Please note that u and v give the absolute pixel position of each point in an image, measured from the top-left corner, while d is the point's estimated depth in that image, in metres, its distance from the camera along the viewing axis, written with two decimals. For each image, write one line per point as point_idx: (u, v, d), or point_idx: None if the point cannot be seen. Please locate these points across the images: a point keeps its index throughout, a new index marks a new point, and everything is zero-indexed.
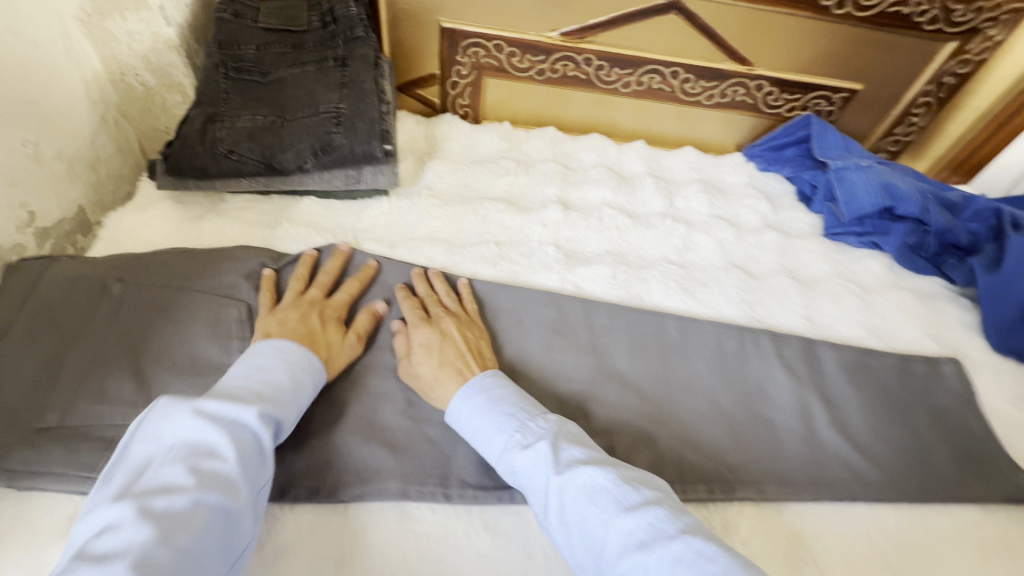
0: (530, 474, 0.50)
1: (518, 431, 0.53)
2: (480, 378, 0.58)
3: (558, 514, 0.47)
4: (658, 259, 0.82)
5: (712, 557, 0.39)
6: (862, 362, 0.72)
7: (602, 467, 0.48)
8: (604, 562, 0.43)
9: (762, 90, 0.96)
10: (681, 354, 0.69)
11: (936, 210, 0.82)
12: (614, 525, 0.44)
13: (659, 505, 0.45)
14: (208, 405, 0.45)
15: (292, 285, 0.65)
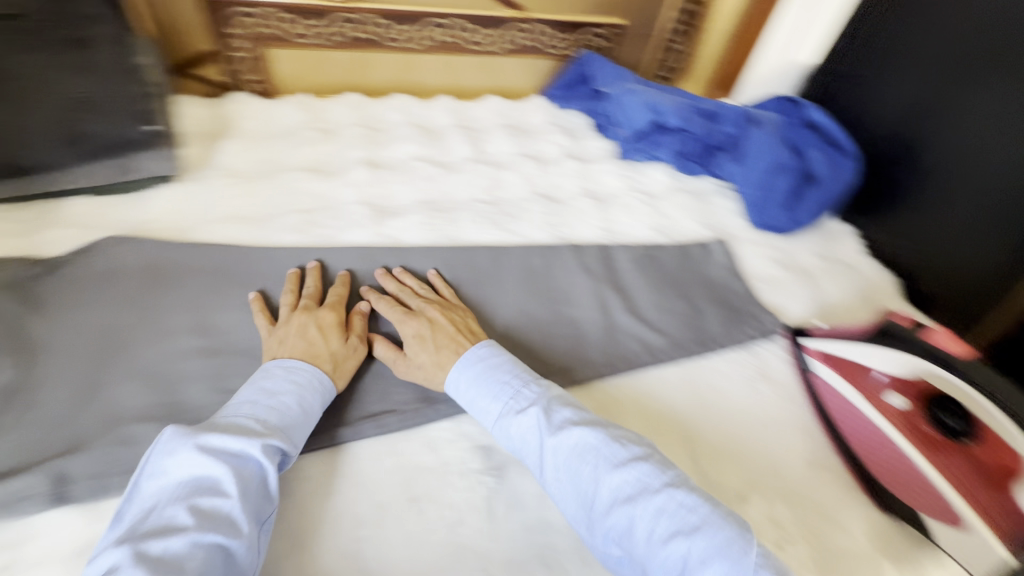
0: (525, 438, 0.53)
1: (512, 397, 0.56)
2: (475, 349, 0.60)
3: (556, 472, 0.50)
4: (468, 200, 0.87)
5: (693, 508, 0.44)
6: (650, 256, 0.84)
7: (596, 432, 0.51)
8: (594, 510, 0.48)
9: (541, 33, 1.04)
10: (494, 279, 0.76)
11: (693, 119, 0.96)
12: (605, 481, 0.48)
13: (647, 461, 0.48)
14: (212, 438, 0.45)
15: (283, 300, 0.65)
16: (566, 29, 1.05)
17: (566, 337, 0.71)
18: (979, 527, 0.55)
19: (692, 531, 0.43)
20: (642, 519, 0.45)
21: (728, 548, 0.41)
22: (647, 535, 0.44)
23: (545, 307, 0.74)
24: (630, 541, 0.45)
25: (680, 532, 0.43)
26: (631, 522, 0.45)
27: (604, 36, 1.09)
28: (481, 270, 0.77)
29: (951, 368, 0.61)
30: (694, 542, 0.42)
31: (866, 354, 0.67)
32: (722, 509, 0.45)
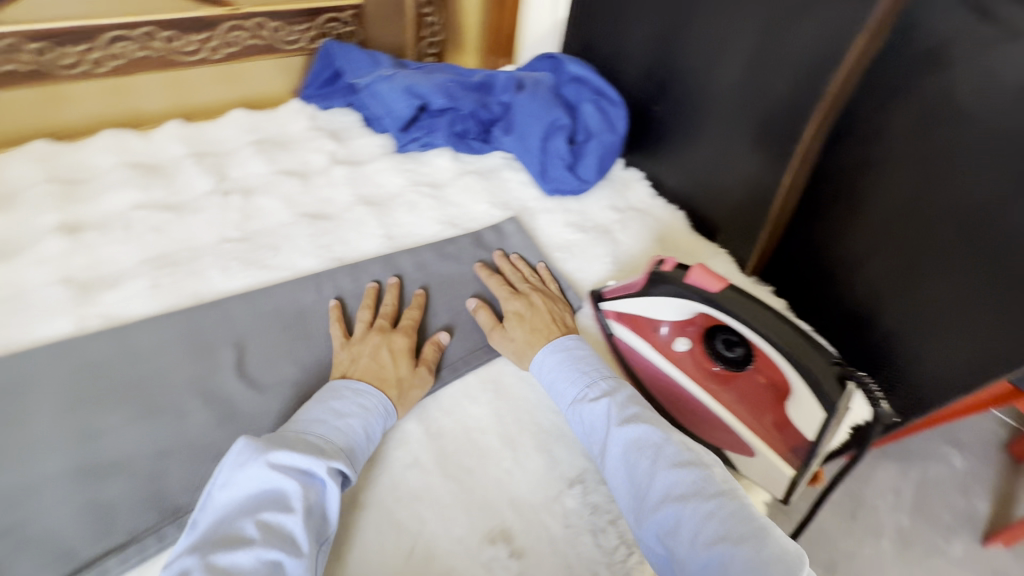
0: (591, 422, 0.55)
1: (586, 387, 0.57)
2: (566, 338, 0.63)
3: (614, 462, 0.51)
4: (215, 242, 0.73)
5: (743, 520, 0.44)
6: (440, 254, 0.77)
7: (658, 435, 0.51)
8: (643, 506, 0.48)
9: (266, 27, 0.90)
10: (254, 332, 0.64)
11: (458, 95, 0.90)
12: (661, 475, 0.48)
13: (702, 468, 0.48)
14: (281, 455, 0.45)
15: (360, 316, 0.65)
16: (300, 18, 0.92)
17: None
18: (763, 453, 0.56)
19: (736, 543, 0.42)
20: (689, 519, 0.45)
21: (766, 566, 0.41)
22: (692, 536, 0.44)
23: (319, 348, 0.64)
24: (673, 540, 0.45)
25: (725, 538, 0.43)
26: (675, 518, 0.45)
27: (354, 21, 0.97)
28: (232, 323, 0.65)
29: (705, 302, 0.59)
30: (735, 552, 0.42)
31: (645, 306, 0.65)
32: (763, 529, 0.44)
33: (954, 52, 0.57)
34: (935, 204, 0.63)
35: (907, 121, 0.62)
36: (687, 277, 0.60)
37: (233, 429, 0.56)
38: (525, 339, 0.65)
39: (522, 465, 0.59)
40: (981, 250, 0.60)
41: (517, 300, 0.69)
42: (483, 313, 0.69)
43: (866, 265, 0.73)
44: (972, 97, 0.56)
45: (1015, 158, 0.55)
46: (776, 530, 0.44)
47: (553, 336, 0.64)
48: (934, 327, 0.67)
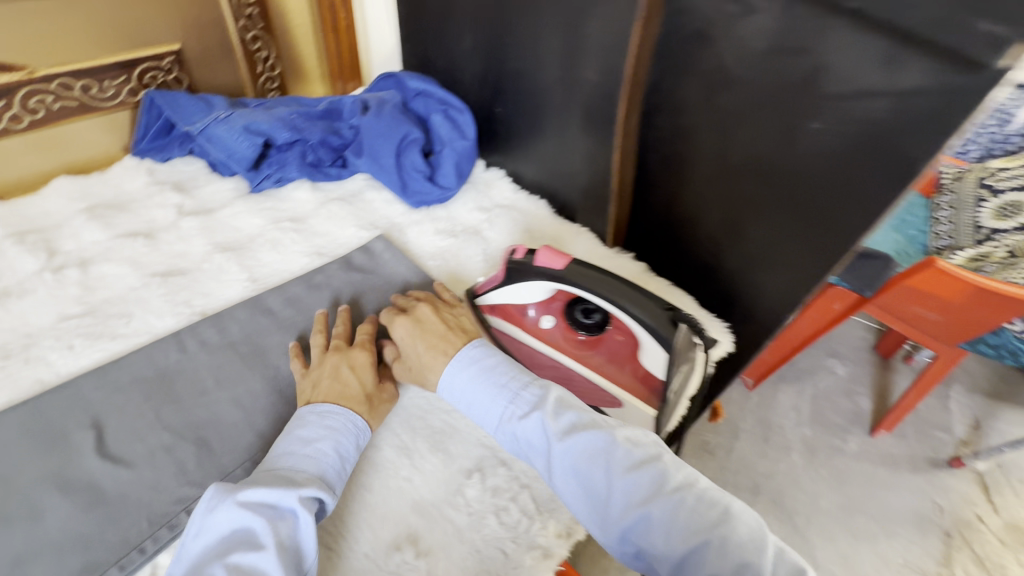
0: (531, 440, 0.53)
1: (511, 403, 0.55)
2: (467, 351, 0.60)
3: (564, 476, 0.50)
4: (54, 323, 0.68)
5: (708, 505, 0.46)
6: (310, 285, 0.76)
7: (603, 438, 0.50)
8: (607, 515, 0.48)
9: (74, 87, 0.84)
10: (112, 406, 0.60)
11: (302, 126, 0.89)
12: (618, 482, 0.48)
13: (658, 463, 0.48)
14: (247, 492, 0.46)
15: (317, 341, 0.66)
16: (111, 73, 0.87)
17: (227, 425, 0.60)
18: (628, 400, 0.63)
19: (708, 533, 0.44)
20: (659, 520, 0.45)
21: (743, 550, 0.43)
22: (666, 536, 0.45)
23: (189, 407, 0.61)
24: (648, 541, 0.45)
25: (698, 530, 0.44)
26: (644, 523, 0.46)
27: (176, 67, 0.94)
28: (85, 403, 0.60)
29: (556, 279, 0.64)
30: (710, 542, 0.43)
31: (509, 294, 0.69)
32: (728, 512, 0.45)
33: (715, 30, 0.65)
34: (731, 158, 0.72)
35: (696, 92, 0.71)
36: (536, 260, 0.65)
37: (99, 514, 0.52)
38: (431, 352, 0.62)
39: (420, 468, 0.61)
40: (774, 192, 0.70)
41: (403, 319, 0.66)
42: (388, 351, 0.67)
43: (700, 219, 0.82)
44: (735, 65, 0.65)
45: (777, 112, 0.64)
46: (738, 503, 0.46)
47: (451, 350, 0.61)
48: (760, 262, 0.78)
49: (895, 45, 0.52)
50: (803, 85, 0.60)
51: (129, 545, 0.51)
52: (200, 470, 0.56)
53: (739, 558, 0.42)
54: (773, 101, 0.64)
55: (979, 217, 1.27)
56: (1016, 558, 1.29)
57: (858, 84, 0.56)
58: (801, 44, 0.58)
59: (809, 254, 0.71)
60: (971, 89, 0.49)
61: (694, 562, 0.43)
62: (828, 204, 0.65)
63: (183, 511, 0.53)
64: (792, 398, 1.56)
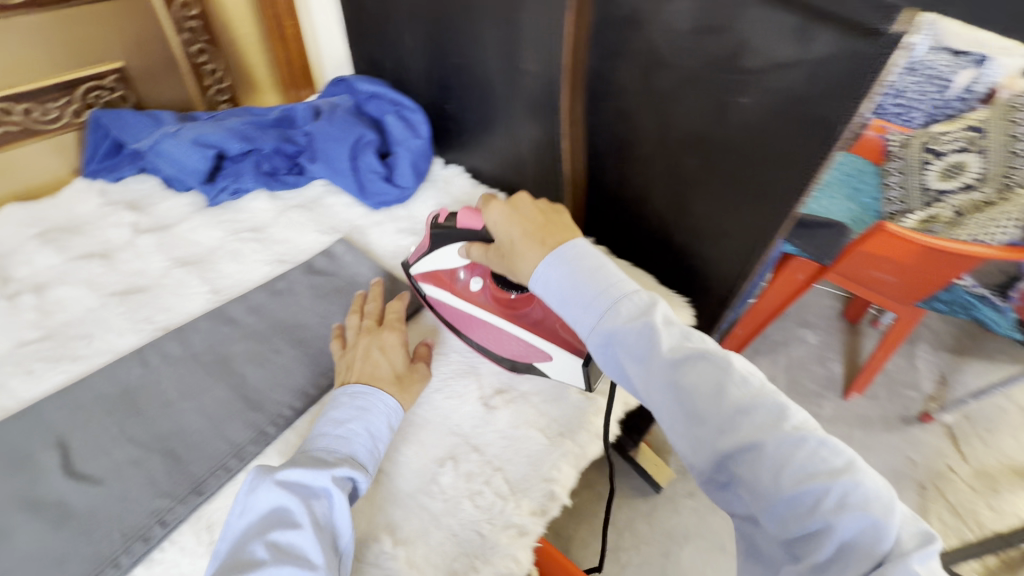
0: (634, 348, 0.51)
1: (617, 307, 0.52)
2: (568, 249, 0.57)
3: (669, 388, 0.48)
4: (12, 349, 0.67)
5: (833, 452, 0.42)
6: (272, 293, 0.77)
7: (718, 362, 0.47)
8: (706, 432, 0.45)
9: (13, 110, 0.83)
10: (77, 426, 0.60)
11: (254, 135, 0.90)
12: (730, 407, 0.45)
13: (777, 398, 0.45)
14: (286, 473, 0.49)
15: (350, 322, 0.69)
16: (53, 93, 0.86)
17: (196, 436, 0.61)
18: (558, 352, 0.65)
19: (828, 477, 0.40)
20: (769, 454, 0.42)
21: (864, 503, 0.39)
22: (775, 472, 0.42)
23: (155, 421, 0.61)
24: (750, 470, 0.43)
25: (815, 474, 0.41)
26: (751, 451, 0.43)
27: (120, 85, 0.93)
28: (48, 425, 0.60)
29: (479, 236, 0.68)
30: (827, 488, 0.40)
31: (441, 260, 0.72)
32: (854, 463, 0.41)
33: (642, 14, 0.68)
34: (674, 135, 0.74)
35: (632, 76, 0.73)
36: (460, 224, 0.67)
37: (70, 533, 0.52)
38: (527, 242, 0.60)
39: (393, 461, 0.62)
40: (712, 167, 0.73)
41: (498, 204, 0.64)
42: (475, 250, 0.67)
43: (649, 198, 0.85)
44: (665, 47, 0.68)
45: (706, 90, 0.67)
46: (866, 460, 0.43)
47: (552, 245, 0.58)
48: (707, 235, 0.81)
49: (804, 19, 0.55)
50: (726, 62, 0.63)
51: (104, 560, 0.51)
52: (170, 480, 0.57)
53: (861, 511, 0.38)
54: (701, 79, 0.67)
55: (926, 178, 1.28)
56: (985, 502, 1.35)
57: (776, 57, 0.59)
58: (720, 23, 0.61)
59: (751, 224, 0.74)
60: (873, 54, 0.52)
61: (799, 500, 0.40)
62: (762, 175, 0.68)
63: (158, 522, 0.54)
64: (768, 368, 1.62)
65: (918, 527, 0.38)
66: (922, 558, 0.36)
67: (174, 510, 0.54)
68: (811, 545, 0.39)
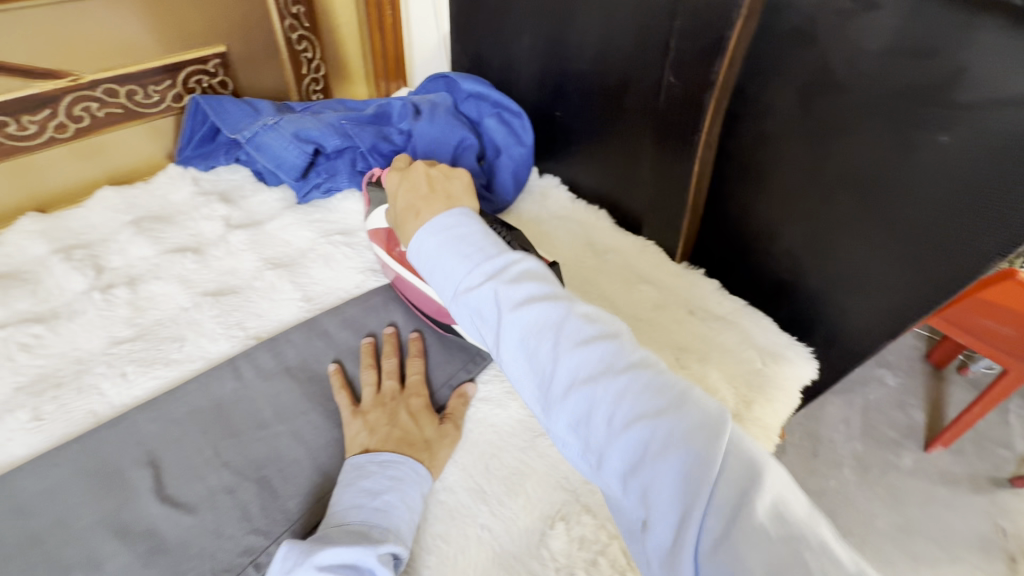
0: (483, 313, 0.46)
1: (470, 269, 0.47)
2: (444, 217, 0.51)
3: (516, 351, 0.44)
4: (105, 347, 0.64)
5: (661, 389, 0.39)
6: (367, 307, 0.72)
7: (562, 315, 0.43)
8: (551, 393, 0.42)
9: (118, 93, 0.80)
10: (169, 441, 0.56)
11: (353, 132, 0.83)
12: (565, 358, 0.41)
13: (616, 341, 0.42)
14: (326, 554, 0.44)
15: (365, 379, 0.63)
16: (158, 77, 0.83)
17: (291, 465, 0.56)
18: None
19: (650, 413, 0.38)
20: (601, 405, 0.39)
21: (687, 435, 0.36)
22: (608, 420, 0.39)
23: (249, 443, 0.57)
24: (589, 424, 0.40)
25: (643, 416, 0.38)
26: (589, 406, 0.40)
27: (221, 70, 0.89)
28: (140, 438, 0.56)
29: None
30: (656, 428, 0.37)
31: (376, 219, 0.69)
32: (684, 398, 0.38)
33: (819, 27, 0.58)
34: (828, 167, 0.65)
35: (789, 98, 0.64)
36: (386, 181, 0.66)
37: (162, 566, 0.48)
38: (405, 211, 0.56)
39: (500, 516, 0.56)
40: (875, 208, 0.63)
41: (395, 172, 0.60)
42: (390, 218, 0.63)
43: (780, 235, 0.75)
44: (843, 68, 0.58)
45: (890, 121, 0.57)
46: (700, 391, 0.40)
47: (425, 217, 0.53)
48: (849, 283, 0.70)
49: None
50: (928, 92, 0.53)
51: None
52: (264, 515, 0.52)
53: (683, 448, 0.36)
54: (886, 112, 0.57)
55: None
56: None
57: (1002, 92, 0.49)
58: (932, 45, 0.51)
59: (914, 277, 0.63)
60: None
61: (634, 444, 0.37)
62: (942, 223, 0.58)
63: (252, 565, 0.49)
64: (841, 410, 1.26)
65: (740, 443, 0.36)
66: (759, 496, 0.33)
67: (268, 551, 0.50)
68: (642, 483, 0.36)
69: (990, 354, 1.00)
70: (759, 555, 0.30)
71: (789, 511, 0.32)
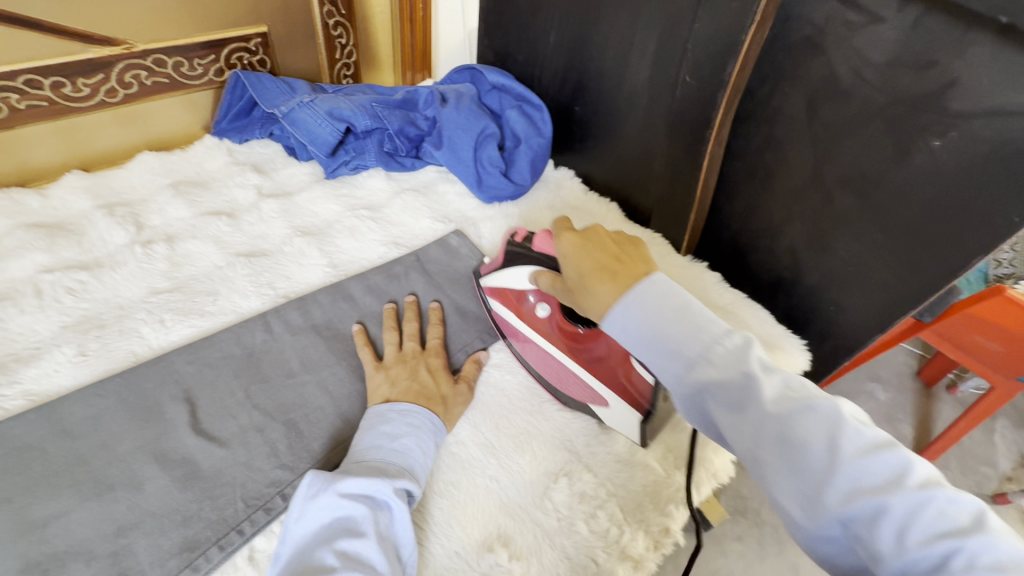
0: (724, 396, 0.39)
1: (703, 346, 0.41)
2: (648, 284, 0.45)
3: (772, 446, 0.37)
4: (144, 295, 0.69)
5: (968, 509, 0.32)
6: (389, 276, 0.76)
7: (825, 409, 0.37)
8: (813, 494, 0.35)
9: (166, 64, 0.85)
10: (204, 382, 0.61)
11: (383, 115, 0.90)
12: (841, 462, 0.35)
13: (894, 446, 0.35)
14: (347, 482, 0.48)
15: (387, 339, 0.67)
16: (203, 52, 0.88)
17: (315, 410, 0.60)
18: (617, 402, 0.59)
19: (960, 535, 0.30)
20: (891, 518, 0.32)
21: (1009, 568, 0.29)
22: (907, 540, 0.31)
23: (278, 389, 0.61)
24: (881, 548, 0.32)
25: (954, 538, 0.31)
26: (875, 518, 0.33)
27: (262, 49, 0.94)
28: (177, 377, 0.61)
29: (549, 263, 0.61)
30: (973, 554, 0.30)
31: (506, 279, 0.66)
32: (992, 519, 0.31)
33: (827, 38, 0.63)
34: (838, 168, 0.69)
35: (797, 102, 0.69)
36: (536, 245, 0.63)
37: (197, 490, 0.52)
38: (594, 276, 0.48)
39: (507, 469, 0.60)
40: (873, 208, 0.67)
41: (571, 233, 0.54)
42: (544, 280, 0.59)
43: (781, 233, 0.80)
44: (847, 77, 0.63)
45: (889, 127, 0.62)
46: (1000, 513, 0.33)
47: (626, 282, 0.46)
48: (844, 279, 0.75)
49: None
50: (923, 100, 0.58)
51: (227, 525, 0.51)
52: (291, 452, 0.56)
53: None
54: (884, 117, 0.62)
55: None
56: None
57: (990, 102, 0.54)
58: (928, 57, 0.56)
59: (907, 275, 0.67)
60: None
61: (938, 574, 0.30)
62: (938, 225, 0.62)
63: (278, 494, 0.53)
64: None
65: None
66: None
67: (294, 482, 0.54)
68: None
69: (980, 371, 1.03)
70: None
71: None
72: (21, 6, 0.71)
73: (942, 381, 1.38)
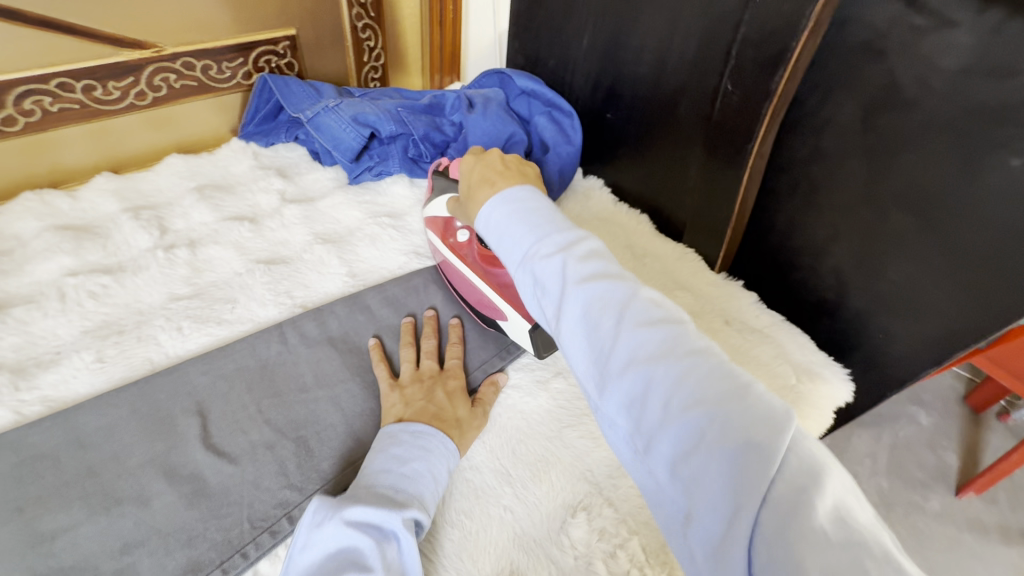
0: (547, 285, 0.44)
1: (538, 240, 0.46)
2: (514, 191, 0.50)
3: (577, 326, 0.41)
4: (163, 302, 0.68)
5: (726, 378, 0.35)
6: (408, 288, 0.74)
7: (625, 294, 0.40)
8: (604, 370, 0.39)
9: (195, 67, 0.85)
10: (217, 395, 0.60)
11: (408, 119, 0.88)
12: (625, 338, 0.38)
13: (681, 325, 0.39)
14: (355, 511, 0.46)
15: (405, 356, 0.65)
16: (231, 54, 0.88)
17: (327, 428, 0.58)
18: (512, 315, 0.65)
19: (712, 404, 0.34)
20: (655, 386, 0.36)
21: (746, 428, 0.32)
22: (665, 405, 0.35)
23: (291, 404, 0.60)
24: (646, 414, 0.36)
25: (701, 402, 0.34)
26: (645, 386, 0.36)
27: (290, 52, 0.94)
28: (191, 388, 0.60)
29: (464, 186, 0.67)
30: (715, 417, 0.33)
31: (436, 207, 0.72)
32: (749, 389, 0.34)
33: (889, 42, 0.58)
34: (888, 181, 0.63)
35: (853, 114, 0.63)
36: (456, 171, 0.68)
37: (204, 508, 0.51)
38: (479, 184, 0.55)
39: (523, 499, 0.57)
40: (933, 229, 0.61)
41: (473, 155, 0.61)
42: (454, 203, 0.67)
43: (828, 253, 0.74)
44: (911, 86, 0.57)
45: (958, 141, 0.56)
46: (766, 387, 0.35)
47: (500, 185, 0.53)
48: (895, 305, 0.69)
49: None
50: (1000, 112, 0.52)
51: (232, 547, 0.49)
52: (300, 472, 0.55)
53: (742, 439, 0.32)
54: (951, 130, 0.56)
55: None
56: None
57: None
58: (1009, 66, 0.50)
59: (967, 300, 0.62)
60: None
61: (686, 431, 0.33)
62: (989, 240, 0.57)
63: (285, 517, 0.51)
64: (868, 445, 1.22)
65: (803, 442, 0.32)
66: (815, 495, 0.29)
67: (302, 505, 0.52)
68: (692, 487, 0.32)
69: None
70: (815, 556, 0.26)
71: (852, 517, 0.28)
72: (57, 10, 0.72)
73: (993, 409, 1.28)
